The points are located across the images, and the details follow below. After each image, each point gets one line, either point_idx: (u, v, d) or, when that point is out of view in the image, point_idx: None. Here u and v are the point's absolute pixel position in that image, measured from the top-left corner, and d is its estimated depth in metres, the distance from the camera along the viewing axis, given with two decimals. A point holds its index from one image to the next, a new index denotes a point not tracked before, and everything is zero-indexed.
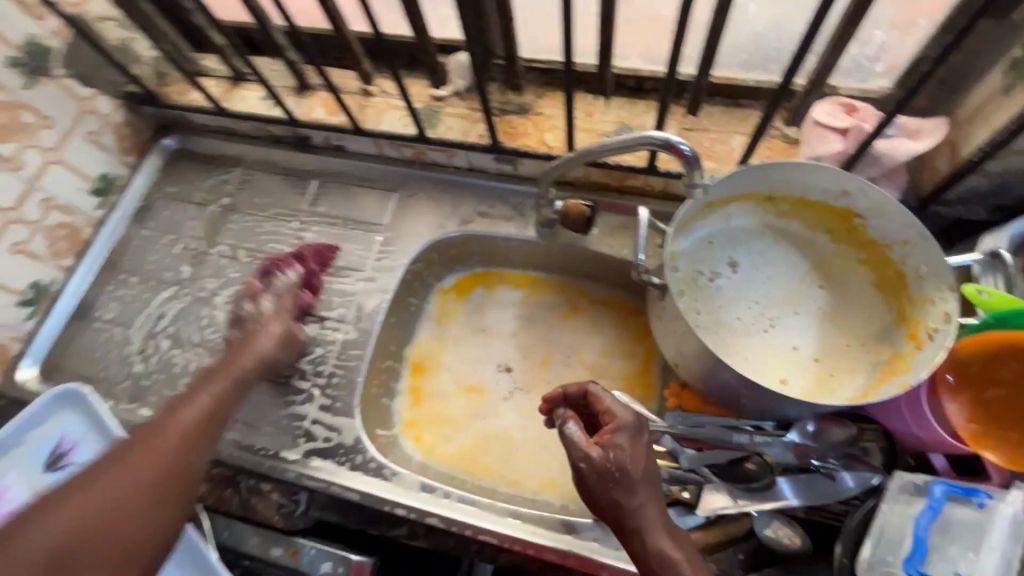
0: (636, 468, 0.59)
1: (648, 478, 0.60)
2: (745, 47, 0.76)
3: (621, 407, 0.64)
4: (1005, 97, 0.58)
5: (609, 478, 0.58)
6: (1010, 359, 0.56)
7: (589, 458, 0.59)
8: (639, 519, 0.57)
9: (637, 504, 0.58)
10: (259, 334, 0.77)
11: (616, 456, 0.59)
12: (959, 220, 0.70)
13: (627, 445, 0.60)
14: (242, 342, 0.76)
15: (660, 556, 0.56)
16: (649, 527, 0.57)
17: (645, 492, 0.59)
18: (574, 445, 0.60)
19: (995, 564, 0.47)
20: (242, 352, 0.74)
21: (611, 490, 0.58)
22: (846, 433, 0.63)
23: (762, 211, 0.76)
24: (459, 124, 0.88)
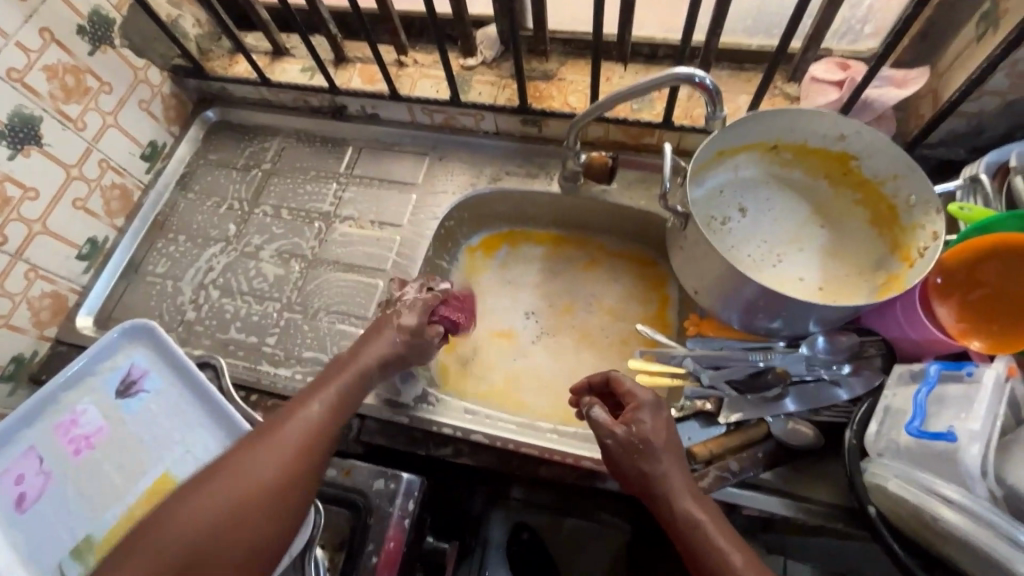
0: (659, 438, 0.63)
1: (671, 447, 0.64)
2: (747, 15, 0.85)
3: (640, 387, 0.67)
4: (978, 44, 0.67)
5: (633, 451, 0.63)
6: (987, 262, 0.63)
7: (615, 437, 0.63)
8: (665, 486, 0.61)
9: (662, 472, 0.62)
10: (402, 321, 0.74)
11: (639, 430, 0.63)
12: (944, 161, 0.78)
13: (650, 420, 0.64)
14: (379, 328, 0.73)
15: (685, 518, 0.59)
16: (674, 493, 0.61)
17: (668, 462, 0.62)
18: (599, 425, 0.64)
19: (982, 417, 0.51)
20: (376, 339, 0.72)
21: (636, 461, 0.62)
22: (851, 341, 0.71)
23: (767, 161, 0.84)
24: (488, 89, 0.95)
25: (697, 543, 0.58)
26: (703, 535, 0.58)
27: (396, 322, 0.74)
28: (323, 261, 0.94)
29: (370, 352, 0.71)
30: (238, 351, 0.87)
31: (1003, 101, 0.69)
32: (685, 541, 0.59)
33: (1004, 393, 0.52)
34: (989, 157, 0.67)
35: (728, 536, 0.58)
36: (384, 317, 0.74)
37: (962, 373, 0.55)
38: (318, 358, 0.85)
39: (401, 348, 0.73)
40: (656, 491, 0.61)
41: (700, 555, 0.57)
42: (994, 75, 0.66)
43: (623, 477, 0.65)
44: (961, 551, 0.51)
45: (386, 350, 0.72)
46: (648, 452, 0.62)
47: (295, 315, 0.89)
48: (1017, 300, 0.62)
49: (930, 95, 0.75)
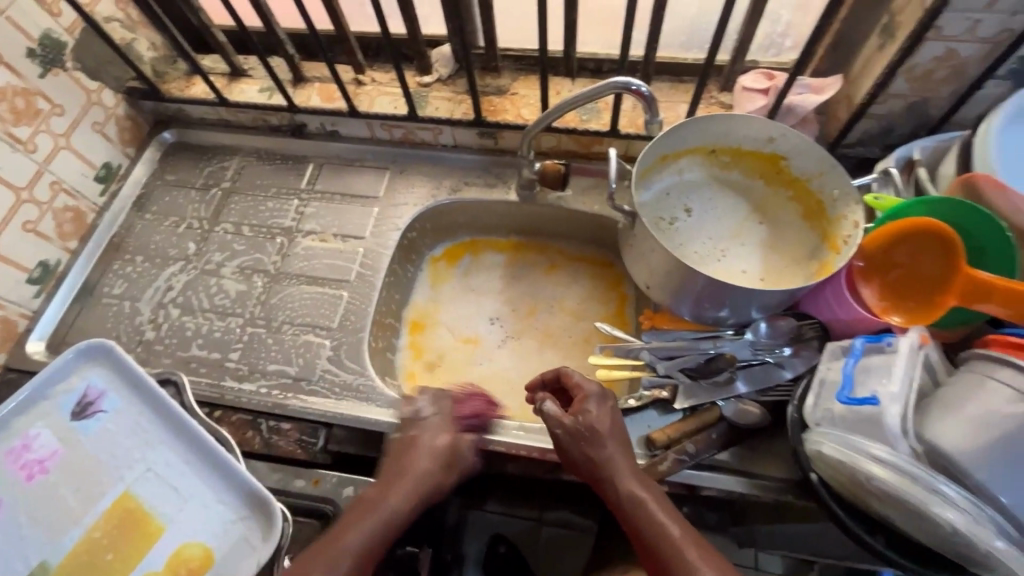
0: (604, 426, 0.66)
1: (617, 433, 0.67)
2: (681, 32, 0.93)
3: (587, 379, 0.70)
4: (880, 53, 0.75)
5: (580, 438, 0.66)
6: (902, 245, 0.68)
7: (562, 427, 0.67)
8: (611, 469, 0.64)
9: (608, 456, 0.65)
10: (429, 457, 0.69)
11: (585, 418, 0.66)
12: (862, 159, 0.86)
13: (596, 409, 0.68)
14: (402, 460, 0.69)
15: (630, 498, 0.62)
16: (619, 475, 0.63)
17: (613, 446, 0.65)
18: (549, 417, 0.67)
19: (901, 382, 0.57)
20: (398, 473, 0.67)
21: (584, 447, 0.65)
22: (790, 325, 0.76)
23: (708, 164, 0.90)
24: (445, 104, 0.98)
25: (642, 522, 0.60)
26: (646, 514, 0.61)
27: (413, 459, 0.69)
28: (285, 275, 0.94)
29: (403, 491, 0.65)
30: (200, 367, 0.87)
31: (906, 103, 0.77)
32: (631, 521, 0.61)
33: (917, 358, 0.58)
34: (897, 153, 0.74)
35: (670, 512, 0.61)
36: (401, 445, 0.70)
37: (883, 344, 0.61)
38: (284, 370, 0.85)
39: (434, 473, 0.68)
40: (603, 475, 0.64)
41: (647, 533, 0.60)
42: (895, 80, 0.74)
43: (573, 466, 0.67)
44: (889, 503, 0.56)
45: (414, 491, 0.66)
46: (594, 438, 0.65)
47: (258, 329, 0.89)
48: (930, 277, 0.67)
49: (845, 99, 0.83)
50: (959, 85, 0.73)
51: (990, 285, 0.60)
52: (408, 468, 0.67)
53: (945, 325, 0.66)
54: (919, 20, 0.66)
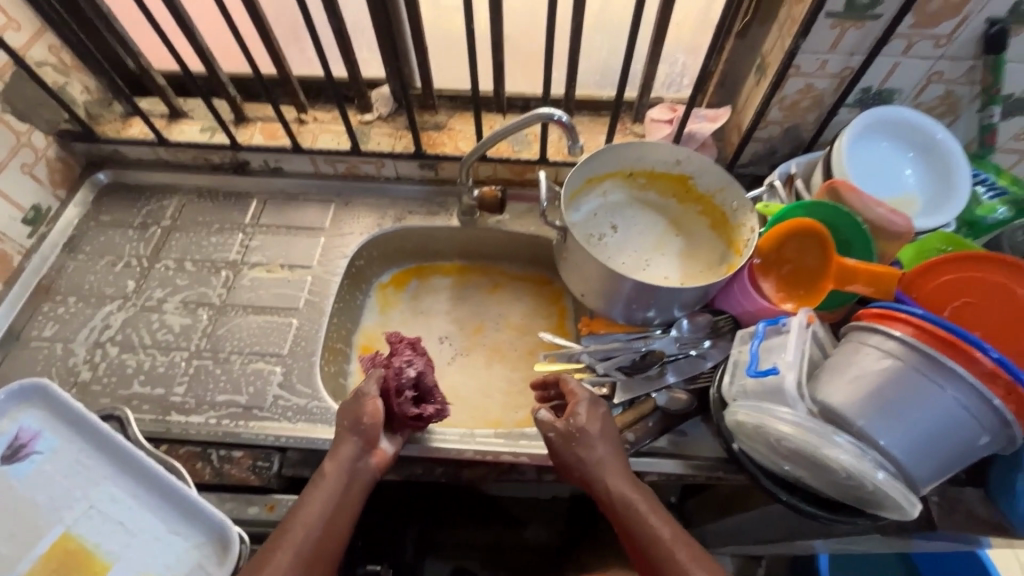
0: (594, 429, 0.71)
1: (607, 436, 0.72)
2: (596, 73, 1.05)
3: (581, 386, 0.76)
4: (756, 88, 0.90)
5: (571, 441, 0.70)
6: (790, 241, 0.79)
7: (554, 431, 0.71)
8: (599, 468, 0.69)
9: (598, 458, 0.69)
10: (357, 397, 0.74)
11: (576, 423, 0.71)
12: (755, 177, 1.01)
13: (586, 412, 0.72)
14: (342, 420, 0.73)
15: (621, 499, 0.66)
16: (608, 476, 0.68)
17: (604, 450, 0.70)
18: (542, 422, 0.72)
19: (793, 355, 0.66)
20: (340, 439, 0.71)
21: (574, 448, 0.70)
22: (708, 320, 0.86)
23: (628, 186, 1.01)
24: (386, 139, 1.05)
25: (633, 522, 0.65)
26: (637, 516, 0.65)
27: (348, 418, 0.72)
28: (232, 307, 0.95)
29: (345, 447, 0.70)
30: (143, 405, 0.85)
31: (782, 128, 0.92)
32: (621, 520, 0.66)
33: (806, 335, 0.68)
34: (780, 168, 0.88)
35: (659, 513, 0.65)
36: (342, 407, 0.74)
37: (780, 326, 0.71)
38: (233, 400, 0.85)
39: (369, 419, 0.72)
40: (592, 476, 0.69)
41: (637, 532, 0.64)
42: (770, 109, 0.88)
43: (565, 470, 0.72)
44: (802, 464, 0.64)
45: (354, 446, 0.70)
46: (583, 439, 0.70)
47: (205, 362, 0.89)
48: (813, 266, 0.78)
49: (735, 127, 0.97)
50: (819, 113, 0.89)
51: (855, 269, 0.70)
52: (345, 426, 0.72)
53: (830, 307, 0.77)
54: (781, 61, 0.80)
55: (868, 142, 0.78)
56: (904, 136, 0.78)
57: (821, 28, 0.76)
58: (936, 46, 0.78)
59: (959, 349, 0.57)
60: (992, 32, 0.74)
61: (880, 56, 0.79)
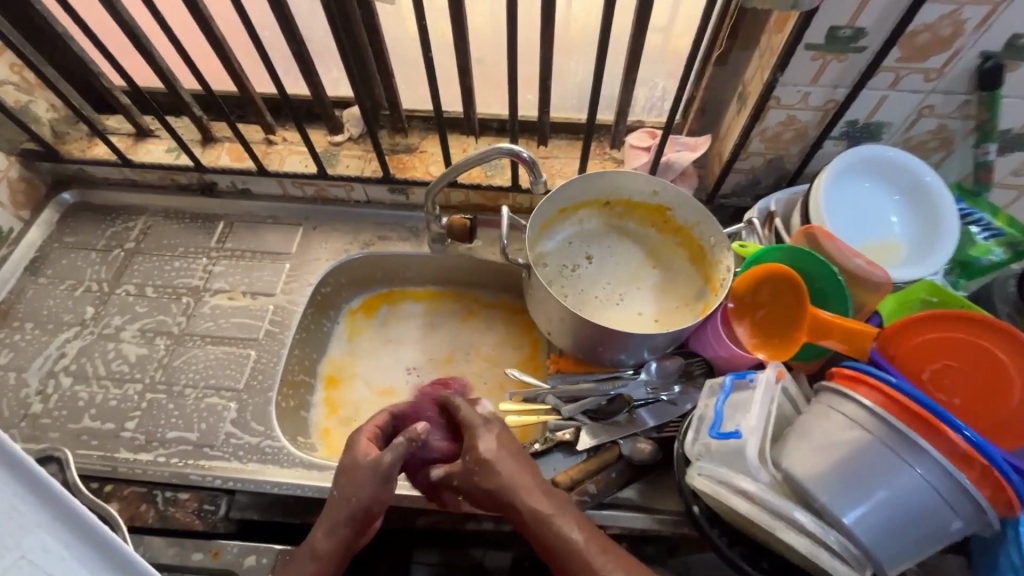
0: (492, 452, 0.65)
1: (508, 453, 0.66)
2: (573, 95, 1.00)
3: (471, 410, 0.69)
4: (737, 118, 0.85)
5: (474, 475, 0.65)
6: (766, 285, 0.75)
7: (456, 475, 0.67)
8: (509, 491, 0.63)
9: (504, 481, 0.64)
10: (371, 471, 0.63)
11: (474, 454, 0.66)
12: (738, 208, 0.96)
13: (483, 438, 0.67)
14: (337, 492, 0.63)
15: (535, 518, 0.62)
16: (519, 499, 0.62)
17: (513, 473, 0.64)
18: (442, 479, 0.68)
19: (756, 417, 0.63)
20: (329, 509, 0.63)
21: (478, 481, 0.65)
22: (678, 363, 0.82)
23: (605, 215, 0.97)
24: (355, 162, 1.02)
25: (562, 551, 0.60)
26: (549, 531, 0.61)
27: (341, 487, 0.63)
28: (190, 336, 0.92)
29: (338, 529, 0.62)
30: (92, 440, 0.82)
31: (765, 160, 0.87)
32: (542, 543, 0.61)
33: (774, 391, 0.64)
34: (759, 205, 0.83)
35: (580, 529, 0.61)
36: (345, 474, 0.64)
37: (747, 380, 0.67)
38: (183, 437, 0.82)
39: (369, 501, 0.62)
40: (504, 500, 0.64)
41: (560, 554, 0.60)
42: (750, 141, 0.83)
43: (481, 503, 0.67)
44: (762, 532, 0.60)
45: (348, 530, 0.62)
46: (485, 469, 0.64)
47: (158, 396, 0.86)
48: (788, 314, 0.73)
49: (717, 156, 0.92)
50: (803, 145, 0.84)
51: (830, 322, 0.66)
52: (341, 502, 0.62)
53: (805, 358, 0.73)
54: (759, 93, 0.76)
55: (848, 183, 0.74)
56: (887, 178, 0.74)
57: (800, 60, 0.71)
58: (925, 80, 0.72)
59: (925, 422, 0.52)
60: (986, 67, 0.69)
61: (865, 90, 0.74)
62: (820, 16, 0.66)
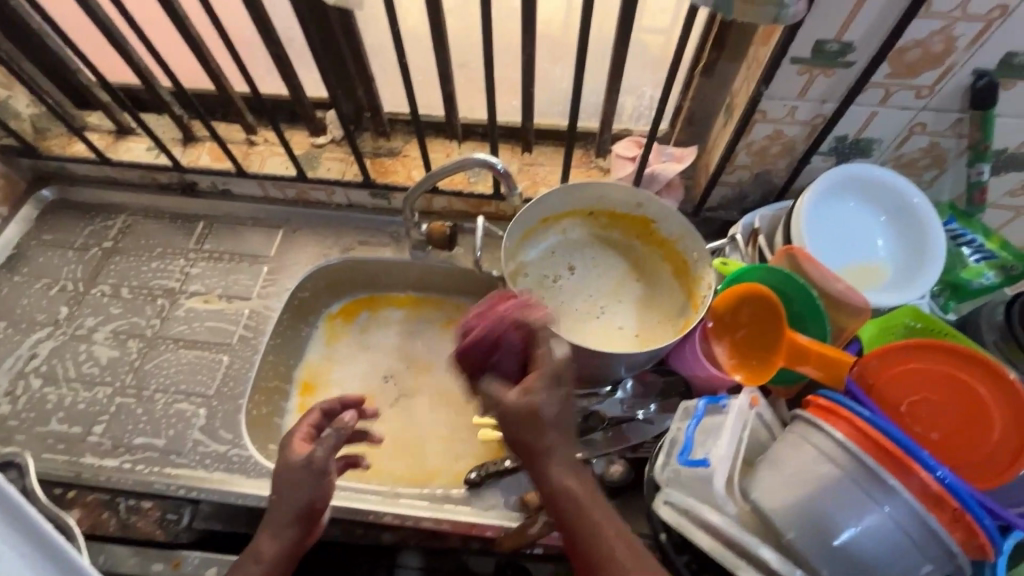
0: (550, 412, 0.55)
1: (562, 420, 0.56)
2: (560, 102, 0.98)
3: (547, 357, 0.59)
4: (724, 130, 0.82)
5: (523, 420, 0.54)
6: (746, 305, 0.73)
7: (503, 405, 0.56)
8: (549, 458, 0.54)
9: (547, 447, 0.54)
10: (308, 468, 0.63)
11: (531, 400, 0.55)
12: (725, 222, 0.93)
13: (545, 390, 0.56)
14: (280, 493, 0.62)
15: (566, 494, 0.53)
16: (557, 469, 0.54)
17: (555, 441, 0.55)
18: (488, 399, 0.58)
19: (727, 443, 0.61)
20: (271, 513, 0.62)
21: (523, 432, 0.54)
22: (655, 383, 0.80)
23: (589, 225, 0.94)
24: (337, 165, 1.00)
25: (583, 540, 0.52)
26: (580, 518, 0.52)
27: (281, 489, 0.62)
28: (163, 339, 0.91)
29: (285, 530, 0.61)
30: (58, 444, 0.81)
31: (752, 173, 0.84)
32: (564, 521, 0.53)
33: (748, 416, 0.63)
34: (744, 221, 0.80)
35: (613, 522, 0.53)
36: (284, 473, 0.63)
37: (719, 405, 0.65)
38: (150, 443, 0.81)
39: (309, 498, 0.62)
40: (539, 465, 0.54)
41: (582, 542, 0.52)
42: (737, 154, 0.81)
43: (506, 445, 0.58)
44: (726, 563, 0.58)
45: (293, 531, 0.61)
46: (537, 424, 0.54)
47: (127, 400, 0.85)
48: (767, 336, 0.71)
49: (703, 168, 0.90)
50: (791, 160, 0.81)
51: (807, 348, 0.64)
52: (286, 502, 0.61)
53: (783, 382, 0.70)
54: (744, 106, 0.73)
55: (832, 202, 0.72)
56: (873, 199, 0.72)
57: (786, 74, 0.69)
58: (916, 97, 0.70)
59: (896, 459, 0.51)
60: (980, 85, 0.66)
61: (854, 105, 0.72)
62: (806, 29, 0.64)
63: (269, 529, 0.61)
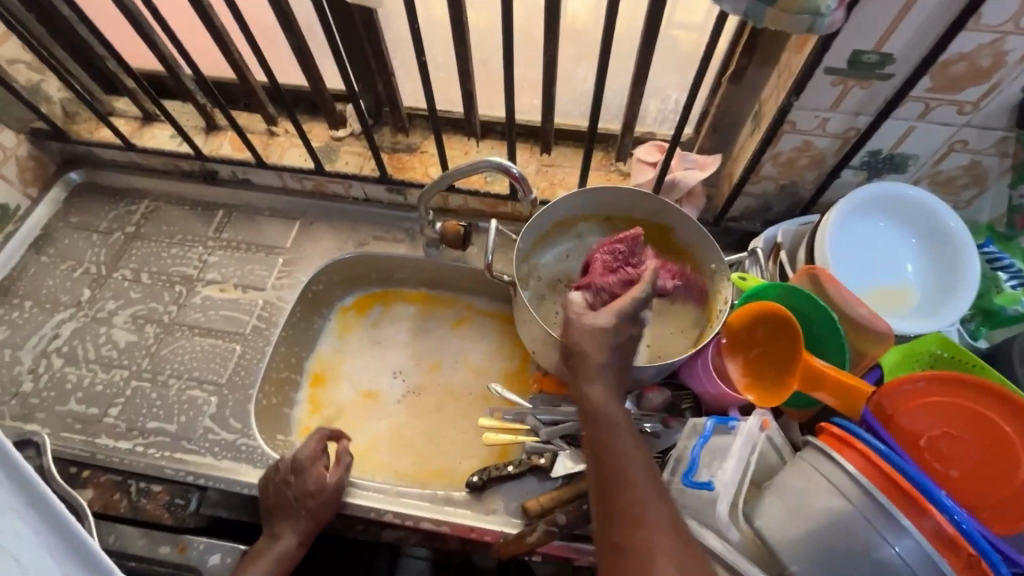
0: (616, 340, 0.61)
1: (623, 355, 0.61)
2: (581, 102, 0.95)
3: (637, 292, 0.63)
4: (751, 138, 0.78)
5: (593, 336, 0.61)
6: (762, 323, 0.70)
7: (580, 317, 0.63)
8: (597, 380, 0.59)
9: (600, 368, 0.59)
10: (331, 486, 0.75)
11: (605, 321, 0.61)
12: (747, 233, 0.90)
13: (620, 318, 0.61)
14: (297, 504, 0.73)
15: (605, 418, 0.57)
16: (602, 391, 0.59)
17: (606, 371, 0.60)
18: (573, 305, 0.65)
19: (734, 467, 0.60)
20: (286, 517, 0.73)
21: (589, 348, 0.60)
22: (664, 396, 0.78)
23: (604, 229, 0.90)
24: (355, 159, 1.00)
25: (609, 465, 0.54)
26: (615, 443, 0.55)
27: (303, 504, 0.73)
28: (180, 326, 0.93)
29: (302, 535, 0.72)
30: (75, 424, 0.84)
31: (778, 185, 0.81)
32: (597, 444, 0.56)
33: (757, 440, 0.61)
34: (765, 235, 0.78)
35: (643, 459, 0.54)
36: (304, 490, 0.73)
37: (728, 426, 0.63)
38: (163, 428, 0.83)
39: (325, 510, 0.74)
40: (586, 383, 0.59)
41: (609, 467, 0.54)
42: (763, 164, 0.78)
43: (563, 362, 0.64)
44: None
45: (304, 536, 0.73)
46: (603, 344, 0.60)
47: (143, 384, 0.87)
48: (783, 356, 0.68)
49: (727, 177, 0.86)
50: (820, 173, 0.78)
51: (824, 372, 0.61)
52: (307, 512, 0.73)
53: (798, 405, 0.68)
54: (773, 117, 0.70)
55: (861, 221, 0.69)
56: (903, 220, 0.69)
57: (819, 85, 0.66)
58: (958, 113, 0.66)
59: (911, 499, 0.50)
60: None
61: (891, 119, 0.68)
62: (843, 39, 0.60)
63: (283, 529, 0.72)
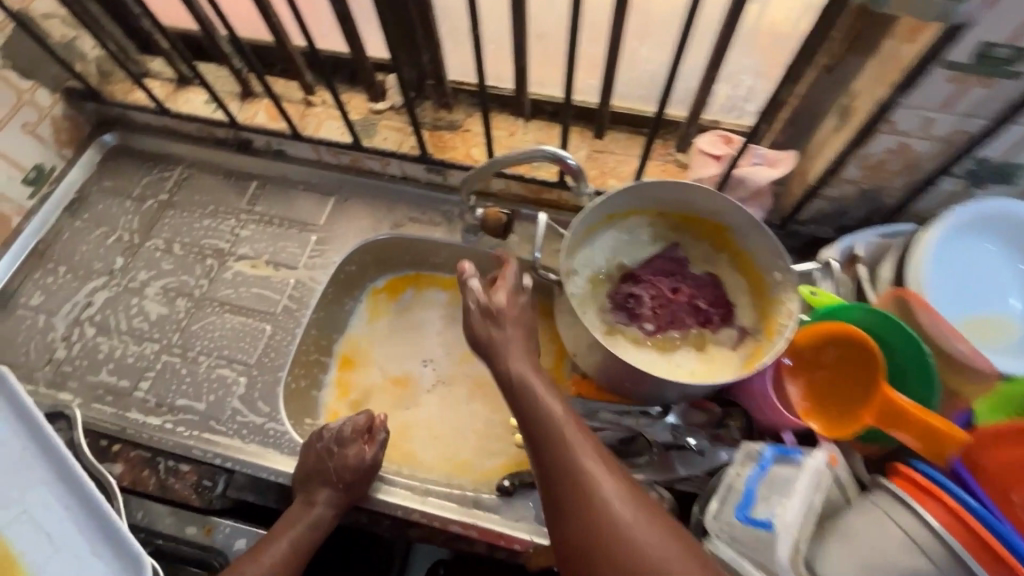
0: (511, 312, 0.69)
1: (520, 322, 0.69)
2: (640, 83, 0.87)
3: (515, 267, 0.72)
4: (834, 135, 0.70)
5: (486, 315, 0.69)
6: (835, 345, 0.64)
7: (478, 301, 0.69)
8: (505, 349, 0.67)
9: (505, 337, 0.67)
10: (366, 462, 0.73)
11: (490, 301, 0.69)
12: (815, 238, 0.82)
13: (507, 295, 0.70)
14: (333, 475, 0.71)
15: (520, 381, 0.64)
16: (514, 357, 0.66)
17: (512, 340, 0.67)
18: (469, 291, 0.70)
19: (800, 508, 0.54)
20: (321, 488, 0.71)
21: (488, 325, 0.68)
22: (712, 413, 0.73)
23: (656, 224, 0.84)
24: (394, 135, 0.94)
25: (535, 419, 0.61)
26: (534, 399, 0.62)
27: (339, 475, 0.71)
28: (210, 301, 0.91)
29: (336, 507, 0.71)
30: (106, 396, 0.83)
31: (859, 189, 0.73)
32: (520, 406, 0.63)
33: (824, 479, 0.56)
34: (842, 243, 0.70)
35: (562, 406, 0.62)
36: (341, 462, 0.72)
37: (791, 457, 0.58)
38: (191, 407, 0.82)
39: (359, 487, 0.73)
40: (498, 355, 0.67)
41: (536, 420, 0.61)
42: (846, 166, 0.70)
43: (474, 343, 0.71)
44: None
45: (337, 509, 0.71)
46: (498, 316, 0.68)
47: (173, 359, 0.86)
48: (855, 384, 0.63)
49: (799, 176, 0.78)
50: (911, 179, 0.69)
51: (904, 411, 0.56)
52: (342, 483, 0.71)
53: (866, 438, 0.63)
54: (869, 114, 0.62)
55: (965, 241, 0.63)
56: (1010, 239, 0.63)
57: (929, 81, 0.57)
58: None
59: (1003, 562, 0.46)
60: None
61: (1009, 124, 0.59)
62: (971, 29, 0.52)
63: (317, 501, 0.71)
